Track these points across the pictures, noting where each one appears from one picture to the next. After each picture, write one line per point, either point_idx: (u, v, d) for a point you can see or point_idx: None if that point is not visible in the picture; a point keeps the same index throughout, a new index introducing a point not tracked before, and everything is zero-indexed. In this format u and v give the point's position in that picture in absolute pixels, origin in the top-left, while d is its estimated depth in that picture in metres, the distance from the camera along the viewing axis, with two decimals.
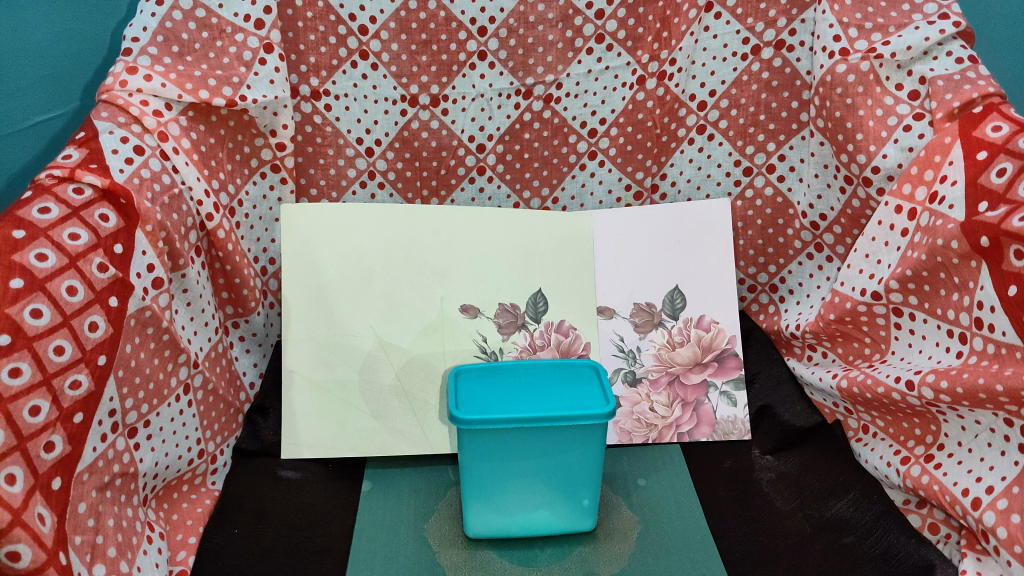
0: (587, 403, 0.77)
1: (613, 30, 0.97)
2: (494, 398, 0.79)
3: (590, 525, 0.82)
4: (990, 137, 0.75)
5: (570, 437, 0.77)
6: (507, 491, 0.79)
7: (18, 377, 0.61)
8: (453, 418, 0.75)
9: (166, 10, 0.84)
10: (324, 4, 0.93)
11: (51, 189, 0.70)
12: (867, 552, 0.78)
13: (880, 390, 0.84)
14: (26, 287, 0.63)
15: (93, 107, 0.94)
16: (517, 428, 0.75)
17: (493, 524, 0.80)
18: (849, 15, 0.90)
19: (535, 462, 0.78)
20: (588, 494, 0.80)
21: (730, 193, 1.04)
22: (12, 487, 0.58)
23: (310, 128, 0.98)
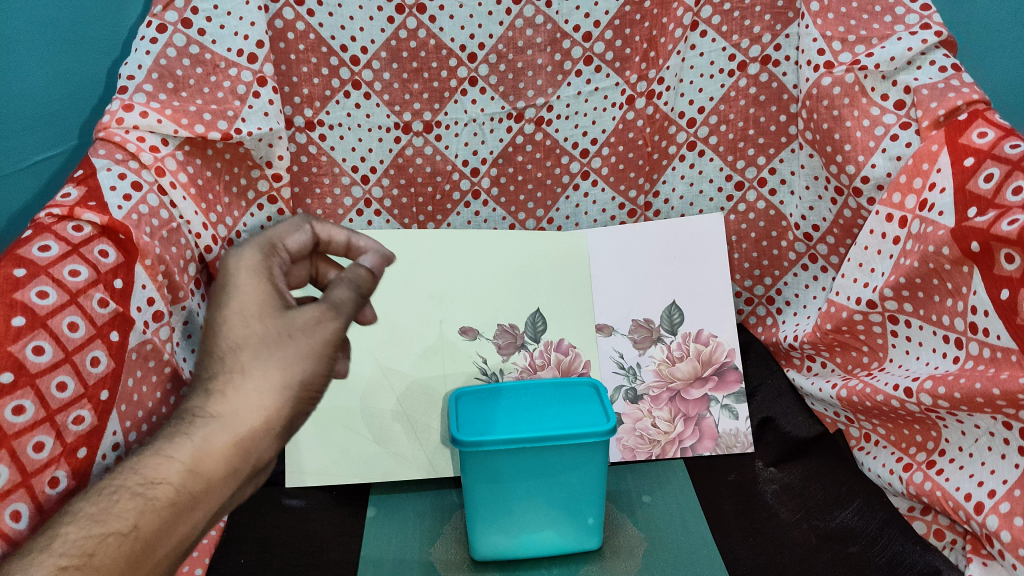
0: (587, 421, 0.77)
1: (601, 52, 0.99)
2: (495, 419, 0.79)
3: (596, 543, 0.82)
4: (976, 143, 0.77)
5: (571, 456, 0.77)
6: (512, 513, 0.79)
7: (21, 414, 0.62)
8: (455, 439, 0.75)
9: (161, 48, 0.85)
10: (315, 35, 0.95)
11: (51, 228, 0.72)
12: (873, 561, 0.78)
13: (879, 398, 0.84)
14: (28, 324, 0.64)
15: (91, 144, 0.97)
16: (519, 448, 0.75)
17: (499, 546, 0.80)
18: (832, 28, 0.91)
19: (539, 483, 0.78)
20: (593, 512, 0.80)
21: (723, 207, 1.05)
22: (17, 523, 0.60)
23: (306, 158, 1.00)
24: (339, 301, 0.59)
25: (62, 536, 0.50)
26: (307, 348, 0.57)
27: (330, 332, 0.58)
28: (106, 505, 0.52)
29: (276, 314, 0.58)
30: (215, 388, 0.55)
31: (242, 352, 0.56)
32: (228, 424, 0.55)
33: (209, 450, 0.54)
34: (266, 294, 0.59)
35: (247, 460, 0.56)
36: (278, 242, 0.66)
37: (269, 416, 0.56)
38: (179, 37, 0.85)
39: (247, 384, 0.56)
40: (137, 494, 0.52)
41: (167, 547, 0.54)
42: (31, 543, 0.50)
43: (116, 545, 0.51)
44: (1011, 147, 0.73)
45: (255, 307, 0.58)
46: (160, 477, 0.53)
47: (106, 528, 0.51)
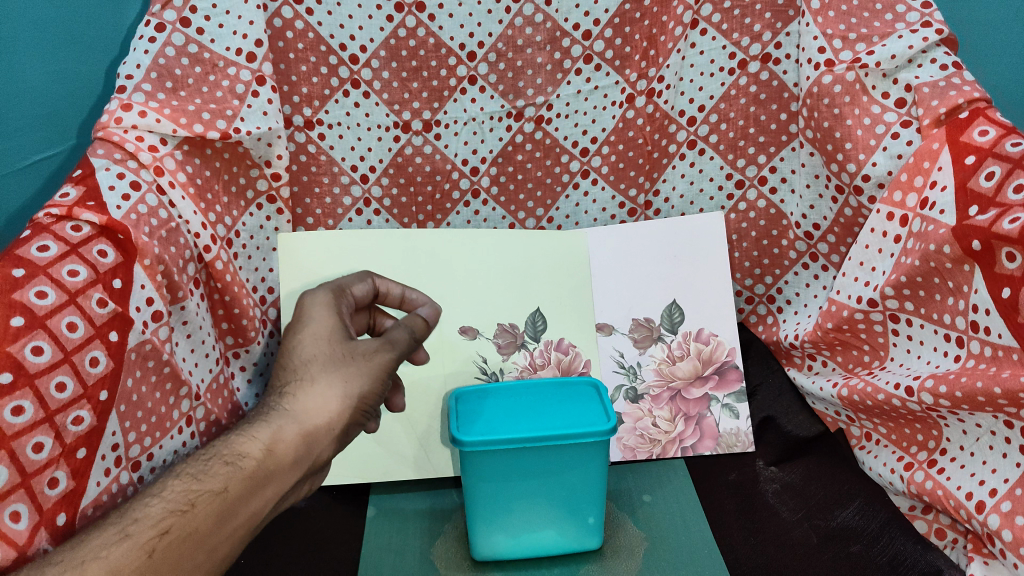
0: (587, 421, 0.77)
1: (600, 50, 0.98)
2: (495, 419, 0.79)
3: (597, 543, 0.82)
4: (977, 141, 0.77)
5: (572, 455, 0.77)
6: (512, 513, 0.79)
7: (20, 415, 0.62)
8: (456, 439, 0.75)
9: (159, 47, 0.85)
10: (314, 34, 0.94)
11: (50, 227, 0.72)
12: (874, 560, 0.78)
13: (880, 397, 0.84)
14: (27, 325, 0.65)
15: (89, 143, 0.97)
16: (520, 448, 0.75)
17: (500, 545, 0.80)
18: (833, 27, 0.90)
19: (539, 482, 0.78)
20: (593, 512, 0.80)
21: (723, 206, 1.05)
22: (16, 523, 0.60)
23: (305, 157, 0.99)
24: (394, 339, 0.73)
25: (164, 492, 0.61)
26: (368, 365, 0.70)
27: (387, 356, 0.71)
28: (201, 469, 0.62)
29: (343, 339, 0.72)
30: (293, 388, 0.68)
31: (315, 362, 0.69)
32: (302, 415, 0.67)
33: (285, 433, 0.66)
34: (335, 324, 0.72)
35: (312, 450, 0.68)
36: (346, 289, 0.78)
37: (333, 415, 0.68)
38: (177, 36, 0.85)
39: (319, 386, 0.68)
40: (226, 462, 0.63)
41: (245, 514, 0.63)
42: (137, 498, 0.61)
43: (208, 501, 0.60)
44: (1012, 145, 0.73)
45: (328, 330, 0.71)
46: (246, 452, 0.64)
47: (200, 487, 0.61)
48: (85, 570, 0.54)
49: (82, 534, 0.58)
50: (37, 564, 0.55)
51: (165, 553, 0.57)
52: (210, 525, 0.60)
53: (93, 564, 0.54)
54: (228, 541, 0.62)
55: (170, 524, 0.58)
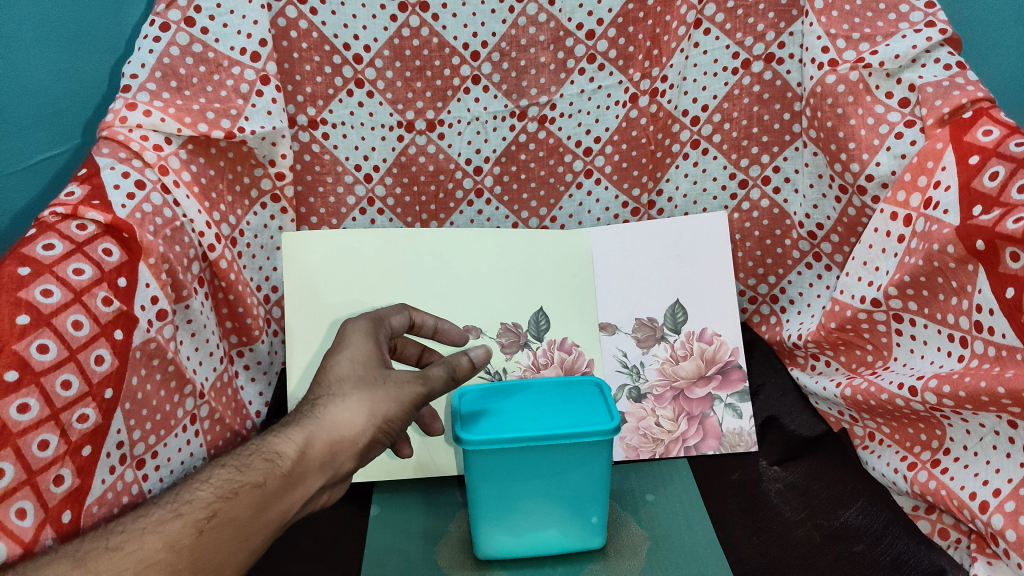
0: (591, 420, 0.77)
1: (604, 50, 0.98)
2: (500, 417, 0.79)
3: (600, 542, 0.82)
4: (980, 141, 0.77)
5: (575, 454, 0.77)
6: (516, 512, 0.79)
7: (26, 412, 0.62)
8: (461, 437, 0.74)
9: (164, 47, 0.85)
10: (318, 33, 0.95)
11: (55, 226, 0.72)
12: (877, 559, 0.78)
13: (884, 397, 0.84)
14: (32, 323, 0.65)
15: (94, 143, 0.97)
16: (524, 446, 0.75)
17: (504, 544, 0.80)
18: (836, 26, 0.90)
19: (543, 482, 0.78)
20: (596, 511, 0.80)
21: (727, 206, 1.05)
22: (23, 521, 0.60)
23: (308, 156, 1.00)
24: (431, 377, 0.70)
25: (210, 479, 0.63)
26: (399, 391, 0.67)
27: (420, 391, 0.68)
28: (244, 461, 0.63)
29: (379, 365, 0.69)
30: (325, 400, 0.66)
31: (349, 382, 0.67)
32: (334, 426, 0.65)
33: (318, 440, 0.64)
34: (371, 352, 0.70)
35: (342, 458, 0.66)
36: (386, 319, 0.78)
37: (362, 432, 0.66)
38: (182, 36, 0.85)
39: (352, 404, 0.66)
40: (264, 458, 0.63)
41: (281, 510, 0.63)
42: (188, 481, 0.63)
43: (247, 493, 0.61)
44: (1016, 145, 0.73)
45: (365, 356, 0.69)
46: (280, 453, 0.63)
47: (241, 477, 0.62)
48: (139, 544, 0.58)
49: (142, 507, 0.62)
50: (107, 530, 0.60)
51: (208, 536, 0.59)
52: (248, 516, 0.61)
53: (147, 540, 0.58)
54: (265, 533, 0.63)
55: (214, 510, 0.60)
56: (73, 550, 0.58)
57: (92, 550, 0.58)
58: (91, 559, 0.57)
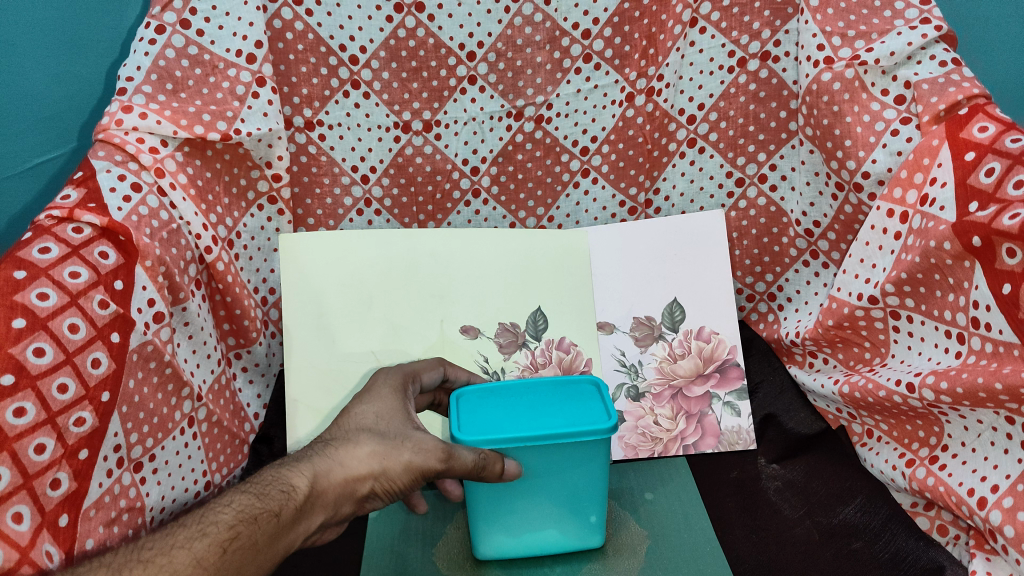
0: (589, 419, 0.74)
1: (600, 49, 0.98)
2: (495, 418, 0.76)
3: (599, 541, 0.82)
4: (977, 138, 0.77)
5: (574, 454, 0.74)
6: (514, 513, 0.77)
7: (22, 416, 0.62)
8: (456, 441, 0.71)
9: (159, 49, 0.85)
10: (314, 35, 0.95)
11: (51, 230, 0.72)
12: (876, 557, 0.78)
13: (882, 394, 0.84)
14: (29, 326, 0.65)
15: (90, 146, 0.97)
16: (520, 447, 0.72)
17: (502, 544, 0.79)
18: (832, 24, 0.90)
19: (542, 483, 0.76)
20: (595, 510, 0.79)
21: (724, 204, 1.05)
22: (19, 525, 0.60)
23: (305, 158, 1.00)
24: (455, 458, 0.67)
25: (230, 504, 0.62)
26: (417, 451, 0.67)
27: (437, 462, 0.67)
28: (262, 489, 0.63)
29: (402, 421, 0.71)
30: (342, 442, 0.68)
31: (367, 431, 0.69)
32: (348, 465, 0.67)
33: (331, 477, 0.66)
34: (396, 408, 0.73)
35: (348, 499, 0.67)
36: (418, 374, 0.81)
37: (372, 477, 0.67)
38: (177, 38, 0.85)
39: (369, 451, 0.67)
40: (282, 487, 0.63)
41: (287, 543, 0.63)
42: (208, 504, 0.62)
43: (264, 521, 0.61)
44: (1012, 141, 0.73)
45: (390, 411, 0.72)
46: (296, 484, 0.64)
47: (260, 505, 0.61)
48: (169, 558, 0.57)
49: (166, 528, 0.60)
50: (136, 546, 0.59)
51: (229, 559, 0.58)
52: (263, 545, 0.60)
53: (176, 554, 0.57)
54: (270, 565, 0.62)
55: (237, 533, 0.59)
56: (105, 564, 0.56)
57: (120, 566, 0.56)
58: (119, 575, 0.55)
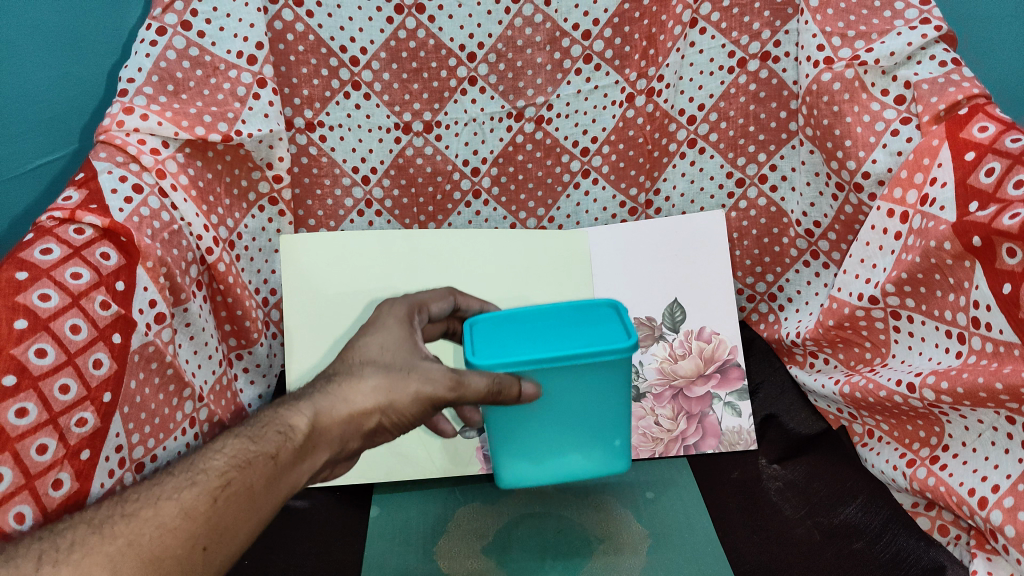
0: (609, 339, 0.71)
1: (600, 50, 0.98)
2: (511, 342, 0.73)
3: (624, 465, 0.80)
4: (976, 138, 0.77)
5: (595, 378, 0.71)
6: (536, 441, 0.76)
7: (24, 417, 0.63)
8: (471, 366, 0.69)
9: (161, 51, 0.85)
10: (314, 36, 0.95)
11: (53, 231, 0.72)
12: (878, 557, 0.78)
13: (882, 394, 0.84)
14: (30, 327, 0.65)
15: (91, 147, 0.98)
16: (539, 371, 0.69)
17: (527, 472, 0.78)
18: (832, 24, 0.90)
19: (564, 409, 0.73)
20: (619, 434, 0.77)
21: (724, 205, 1.05)
22: (22, 525, 0.60)
23: (307, 159, 1.00)
24: (466, 385, 0.65)
25: (223, 449, 0.61)
26: (424, 380, 0.66)
27: (447, 391, 0.66)
28: (257, 431, 0.62)
29: (408, 351, 0.69)
30: (345, 377, 0.67)
31: (371, 364, 0.68)
32: (351, 400, 0.66)
33: (334, 413, 0.65)
34: (401, 336, 0.71)
35: (352, 435, 0.66)
36: (425, 305, 0.78)
37: (376, 410, 0.66)
38: (179, 40, 0.85)
39: (371, 385, 0.66)
40: (278, 429, 0.62)
41: (292, 481, 0.63)
42: (199, 449, 0.61)
43: (259, 463, 0.60)
44: (1011, 141, 0.73)
45: (393, 341, 0.70)
46: (293, 424, 0.63)
47: (254, 448, 0.61)
48: (156, 509, 0.55)
49: (157, 475, 0.59)
50: (120, 499, 0.57)
51: (225, 503, 0.57)
52: (262, 486, 0.60)
53: (164, 505, 0.56)
54: (275, 504, 0.61)
55: (230, 478, 0.59)
56: (84, 519, 0.55)
57: (106, 516, 0.55)
58: (104, 526, 0.54)
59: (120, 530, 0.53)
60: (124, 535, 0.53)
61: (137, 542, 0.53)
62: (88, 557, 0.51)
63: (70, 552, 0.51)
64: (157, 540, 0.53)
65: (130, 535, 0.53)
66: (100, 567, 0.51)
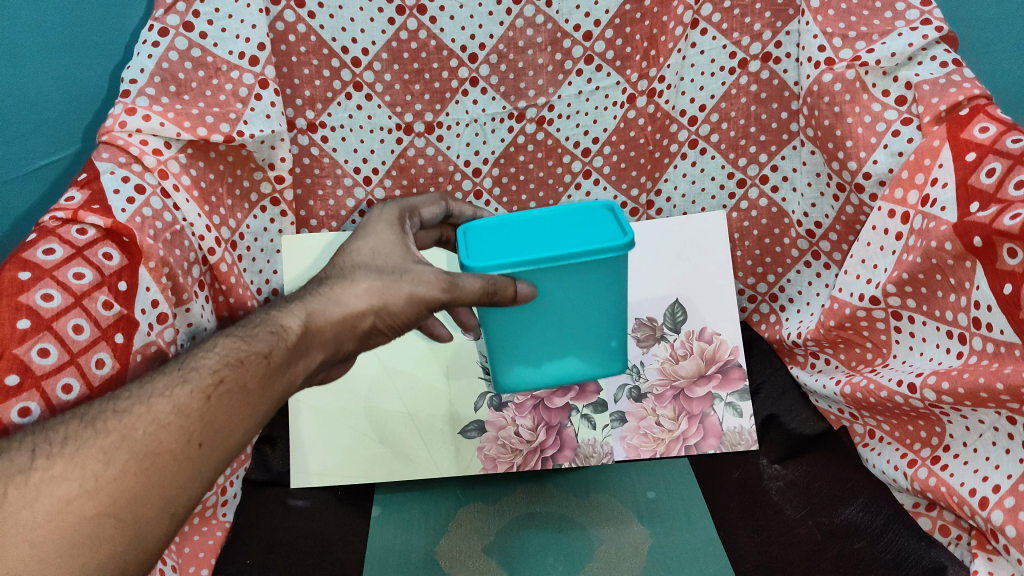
0: (605, 237, 0.72)
1: (601, 51, 0.98)
2: (503, 246, 0.74)
3: (621, 366, 0.83)
4: (977, 138, 0.77)
5: (590, 278, 0.73)
6: (535, 345, 0.78)
7: (26, 416, 0.63)
8: (466, 269, 0.70)
9: (162, 51, 0.84)
10: (316, 37, 0.95)
11: (55, 231, 0.72)
12: (878, 557, 0.79)
13: (883, 394, 0.84)
14: (33, 327, 0.66)
15: (93, 148, 0.98)
16: (536, 273, 0.71)
17: (527, 377, 0.81)
18: (833, 25, 0.90)
19: (562, 312, 0.75)
20: (615, 335, 0.79)
21: (725, 206, 1.06)
22: None
23: (308, 159, 1.00)
24: (461, 287, 0.67)
25: (214, 349, 0.62)
26: (417, 283, 0.68)
27: (441, 292, 0.68)
28: (249, 333, 0.63)
29: (399, 258, 0.72)
30: (338, 280, 0.69)
31: (363, 269, 0.70)
32: (344, 301, 0.68)
33: (327, 314, 0.67)
34: (392, 243, 0.74)
35: (345, 337, 0.68)
36: (416, 210, 0.86)
37: (368, 312, 0.68)
38: (180, 41, 0.85)
39: (364, 289, 0.68)
40: (270, 330, 0.64)
41: (287, 380, 0.64)
42: (190, 350, 0.62)
43: (252, 362, 0.61)
44: (1012, 142, 0.73)
45: (386, 246, 0.73)
46: (286, 326, 0.64)
47: (246, 348, 0.62)
48: (147, 407, 0.56)
49: (148, 375, 0.60)
50: (112, 396, 0.58)
51: (219, 400, 0.58)
52: (257, 384, 0.61)
53: (156, 402, 0.56)
54: (272, 402, 0.63)
55: (222, 376, 0.59)
56: (76, 416, 0.56)
57: (98, 411, 0.56)
58: (96, 422, 0.55)
59: (111, 425, 0.54)
60: (117, 431, 0.54)
61: (130, 436, 0.54)
62: (81, 451, 0.53)
63: (65, 447, 0.53)
64: (151, 435, 0.54)
65: (123, 430, 0.54)
66: (95, 461, 0.52)
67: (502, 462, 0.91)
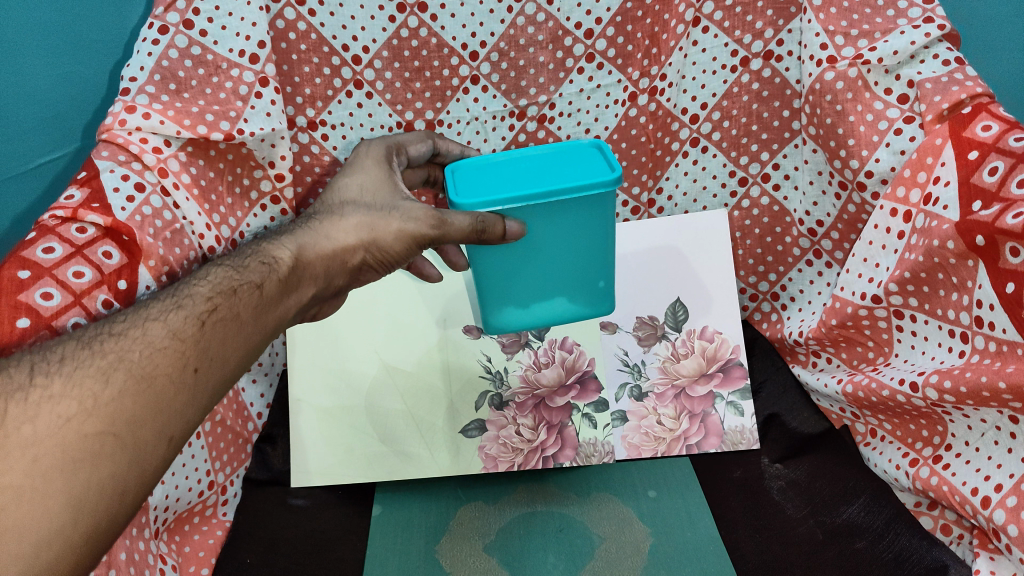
0: (593, 174, 0.72)
1: (603, 49, 0.97)
2: (494, 184, 0.74)
3: (610, 308, 0.84)
4: (980, 136, 0.76)
5: (578, 216, 0.73)
6: (523, 287, 0.78)
7: None
8: (455, 207, 0.71)
9: (162, 49, 0.84)
10: (316, 34, 0.93)
11: (54, 229, 0.72)
12: (879, 557, 0.80)
13: (885, 393, 0.84)
14: (32, 326, 0.65)
15: (93, 146, 0.98)
16: (524, 209, 0.71)
17: (517, 319, 0.82)
18: (835, 23, 0.90)
19: (550, 252, 0.75)
20: (603, 276, 0.80)
21: (726, 204, 1.06)
22: None
23: (308, 158, 1.01)
24: (450, 224, 0.69)
25: (208, 278, 0.66)
26: (405, 218, 0.73)
27: (429, 228, 0.71)
28: (241, 265, 0.68)
29: (388, 196, 0.77)
30: (328, 216, 0.75)
31: (351, 206, 0.75)
32: (335, 236, 0.73)
33: (319, 248, 0.72)
34: (380, 181, 0.79)
35: (334, 269, 0.74)
36: (403, 147, 0.87)
37: (357, 246, 0.74)
38: (180, 39, 0.85)
39: (352, 224, 0.73)
40: (262, 261, 0.68)
41: (278, 310, 0.69)
42: (185, 280, 0.66)
43: (246, 291, 0.66)
44: (1015, 140, 0.73)
45: (373, 184, 0.78)
46: (278, 258, 0.69)
47: (240, 277, 0.66)
48: (144, 330, 0.59)
49: (143, 302, 0.63)
50: (109, 320, 0.61)
51: (213, 326, 0.62)
52: (249, 313, 0.65)
53: (152, 325, 0.59)
54: (265, 332, 0.67)
55: (216, 304, 0.63)
56: (75, 336, 0.58)
57: (96, 335, 0.58)
58: (94, 344, 0.57)
59: (109, 347, 0.57)
60: (114, 352, 0.57)
61: (127, 358, 0.56)
62: (80, 370, 0.55)
63: (63, 365, 0.55)
64: (148, 355, 0.57)
65: (121, 350, 0.57)
66: (93, 380, 0.54)
67: (503, 461, 0.91)
